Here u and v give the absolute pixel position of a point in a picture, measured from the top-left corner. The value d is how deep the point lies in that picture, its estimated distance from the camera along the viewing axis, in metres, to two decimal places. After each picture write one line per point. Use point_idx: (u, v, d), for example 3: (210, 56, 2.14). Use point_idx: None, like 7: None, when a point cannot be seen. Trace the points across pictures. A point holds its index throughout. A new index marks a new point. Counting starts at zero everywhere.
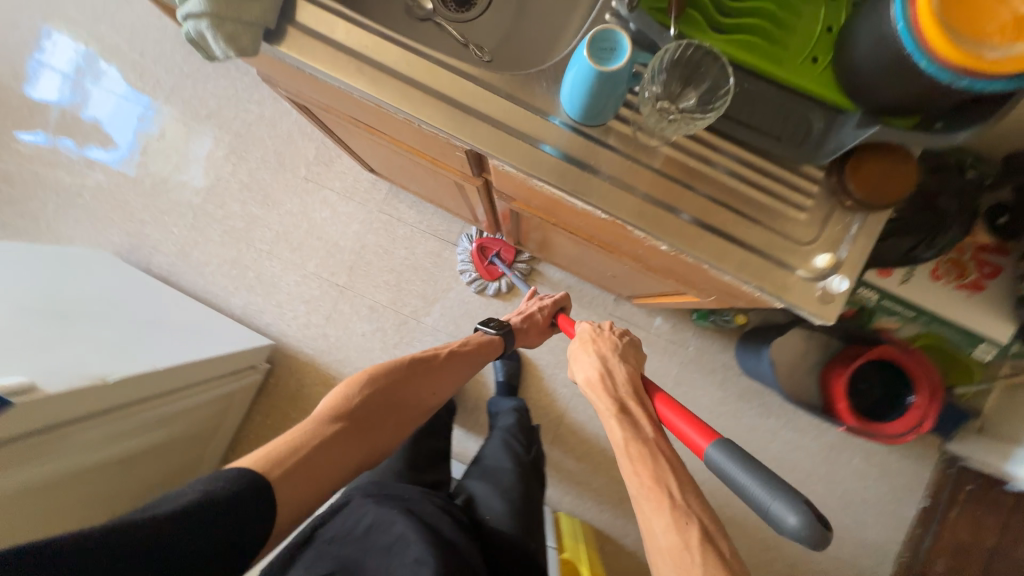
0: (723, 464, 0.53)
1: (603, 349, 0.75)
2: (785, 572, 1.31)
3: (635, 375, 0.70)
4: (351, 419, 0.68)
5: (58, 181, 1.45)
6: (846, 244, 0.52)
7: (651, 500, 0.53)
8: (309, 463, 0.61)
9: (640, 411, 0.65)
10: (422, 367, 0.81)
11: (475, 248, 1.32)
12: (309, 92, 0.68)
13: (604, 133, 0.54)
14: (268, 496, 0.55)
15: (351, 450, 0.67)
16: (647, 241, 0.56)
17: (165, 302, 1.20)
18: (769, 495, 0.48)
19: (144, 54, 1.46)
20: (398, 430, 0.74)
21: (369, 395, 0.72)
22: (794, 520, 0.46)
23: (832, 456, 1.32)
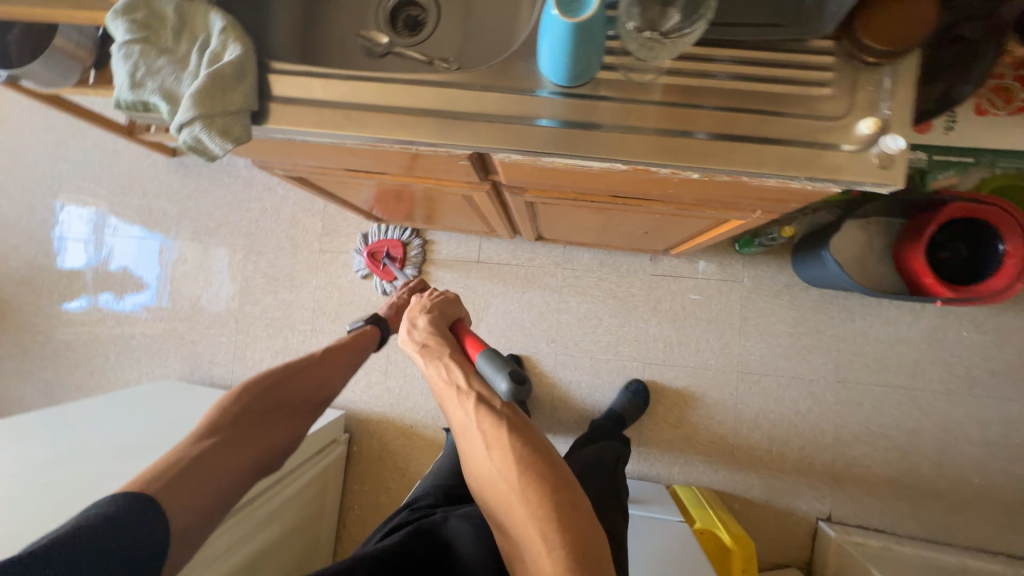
0: (488, 371, 0.58)
1: (416, 311, 0.72)
2: (934, 473, 1.20)
3: (445, 319, 0.71)
4: (237, 426, 0.70)
5: (112, 332, 1.56)
6: (887, 100, 0.48)
7: (449, 398, 0.62)
8: (204, 470, 0.63)
9: (444, 345, 0.65)
10: (310, 362, 0.82)
11: (366, 255, 1.39)
12: (305, 160, 0.70)
13: (598, 86, 0.52)
14: (160, 515, 0.56)
15: (236, 454, 0.68)
16: (676, 175, 0.54)
17: None
18: (492, 373, 0.56)
19: (146, 193, 1.55)
20: (296, 426, 0.79)
21: (256, 401, 0.74)
22: (503, 385, 0.54)
23: (939, 337, 1.22)
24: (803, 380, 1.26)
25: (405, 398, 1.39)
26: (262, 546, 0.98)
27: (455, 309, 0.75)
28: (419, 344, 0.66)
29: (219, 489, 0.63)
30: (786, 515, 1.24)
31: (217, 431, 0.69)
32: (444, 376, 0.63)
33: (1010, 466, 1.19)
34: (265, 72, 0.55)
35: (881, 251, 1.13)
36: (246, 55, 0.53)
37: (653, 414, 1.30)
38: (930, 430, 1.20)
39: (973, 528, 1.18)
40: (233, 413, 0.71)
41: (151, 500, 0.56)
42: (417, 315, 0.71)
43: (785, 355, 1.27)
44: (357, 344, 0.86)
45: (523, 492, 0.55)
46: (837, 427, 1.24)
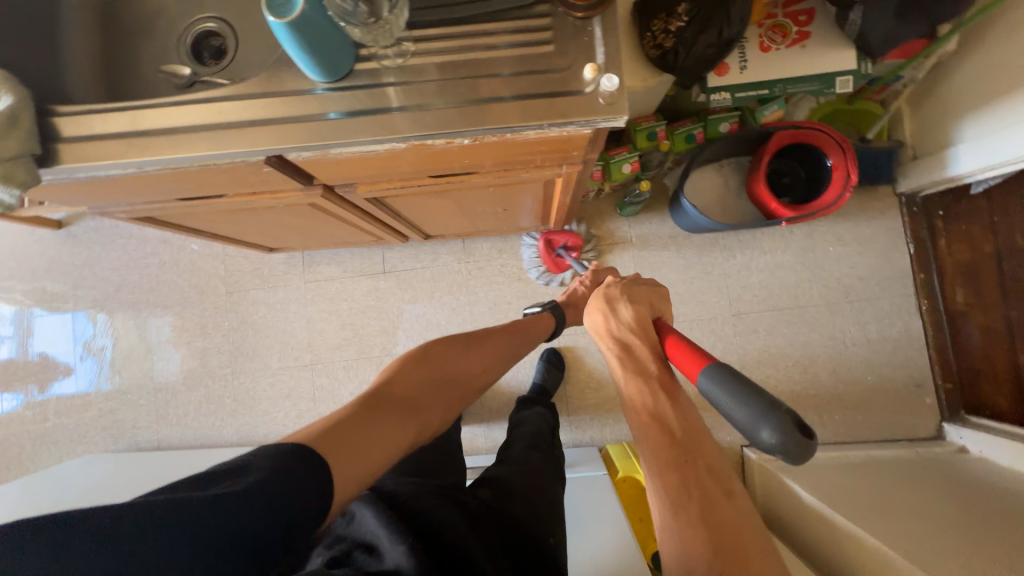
0: (716, 392, 0.55)
1: (613, 294, 0.72)
2: (833, 379, 1.30)
3: (647, 319, 0.70)
4: (406, 397, 0.63)
5: (25, 421, 1.49)
6: (600, 47, 0.55)
7: (651, 440, 0.57)
8: (368, 429, 0.54)
9: (646, 355, 0.66)
10: (465, 345, 0.76)
11: (542, 243, 1.29)
12: (131, 197, 0.72)
13: (357, 77, 0.57)
14: (325, 468, 0.47)
15: (399, 426, 0.58)
16: (452, 144, 0.59)
17: (161, 464, 1.28)
18: (746, 417, 0.51)
19: (37, 270, 1.51)
20: (450, 408, 0.70)
21: (420, 373, 0.67)
22: (770, 436, 0.48)
23: (811, 256, 1.33)
24: (703, 321, 1.34)
25: None
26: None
27: (653, 299, 0.74)
28: (614, 335, 0.69)
29: (378, 464, 0.53)
30: None
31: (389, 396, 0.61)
32: (634, 366, 0.64)
33: (894, 358, 1.30)
34: (48, 118, 0.57)
35: (738, 188, 1.23)
36: (19, 102, 0.55)
37: (576, 382, 1.35)
38: (819, 341, 1.31)
39: (876, 422, 1.28)
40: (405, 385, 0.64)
41: (317, 453, 0.47)
42: (614, 303, 0.71)
43: (683, 301, 1.35)
44: (535, 328, 0.89)
45: (693, 512, 0.51)
46: (741, 357, 1.33)
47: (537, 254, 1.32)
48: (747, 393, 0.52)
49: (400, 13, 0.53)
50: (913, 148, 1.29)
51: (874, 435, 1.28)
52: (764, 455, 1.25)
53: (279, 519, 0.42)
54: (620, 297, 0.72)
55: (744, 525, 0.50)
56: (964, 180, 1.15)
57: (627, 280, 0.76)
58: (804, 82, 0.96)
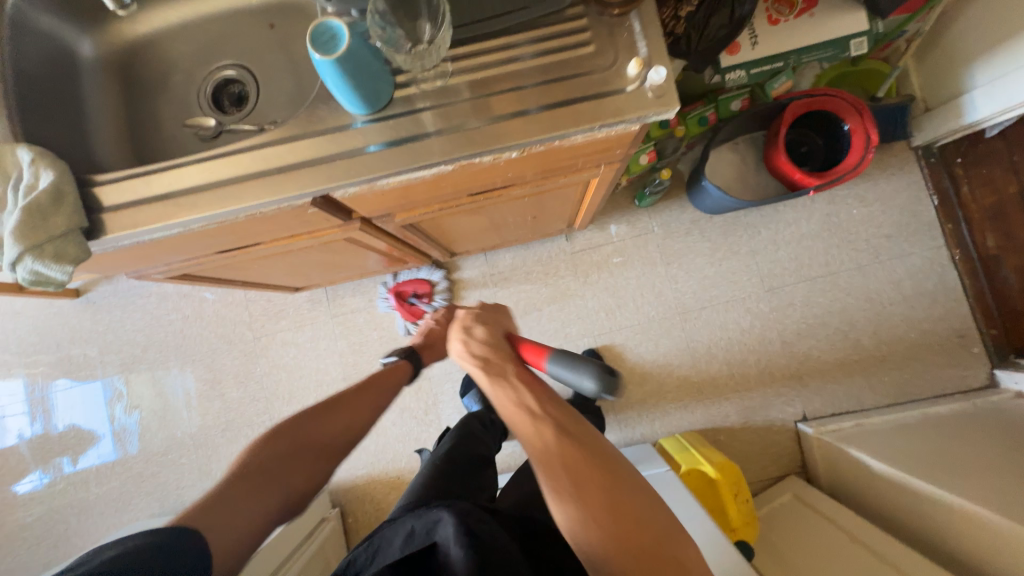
0: (563, 373, 0.60)
1: (466, 318, 0.67)
2: (876, 342, 1.28)
3: (496, 334, 0.66)
4: (257, 473, 0.66)
5: (66, 496, 1.46)
6: (642, 41, 0.54)
7: (541, 470, 0.53)
8: (221, 511, 0.60)
9: (509, 366, 0.62)
10: (328, 402, 0.77)
11: (392, 296, 1.36)
12: (172, 256, 0.71)
13: (399, 105, 0.56)
14: (180, 553, 0.54)
15: (251, 504, 0.63)
16: (499, 159, 0.58)
17: None
18: (575, 375, 0.59)
19: (60, 343, 1.49)
20: (320, 467, 0.72)
21: (278, 444, 0.70)
22: (594, 384, 0.58)
23: (835, 221, 1.32)
24: (737, 301, 1.33)
25: (384, 452, 1.37)
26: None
27: (506, 316, 0.71)
28: (475, 355, 0.62)
29: (235, 544, 0.59)
30: (766, 428, 1.29)
31: (240, 476, 0.65)
32: (504, 389, 0.59)
33: (935, 312, 1.28)
34: (88, 188, 0.56)
35: (756, 164, 1.23)
36: (61, 176, 0.54)
37: None
38: (857, 305, 1.30)
39: (926, 378, 1.27)
40: (258, 463, 0.67)
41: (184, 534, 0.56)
42: (468, 325, 0.66)
43: (714, 284, 1.34)
44: (389, 379, 0.84)
45: (596, 511, 0.50)
46: (781, 333, 1.31)
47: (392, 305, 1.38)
48: (575, 360, 0.59)
49: (442, 38, 0.52)
50: (922, 100, 1.28)
51: (927, 392, 1.26)
52: (819, 428, 1.23)
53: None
54: (473, 318, 0.67)
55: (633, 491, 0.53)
56: (982, 124, 1.14)
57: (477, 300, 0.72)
58: (817, 49, 0.95)
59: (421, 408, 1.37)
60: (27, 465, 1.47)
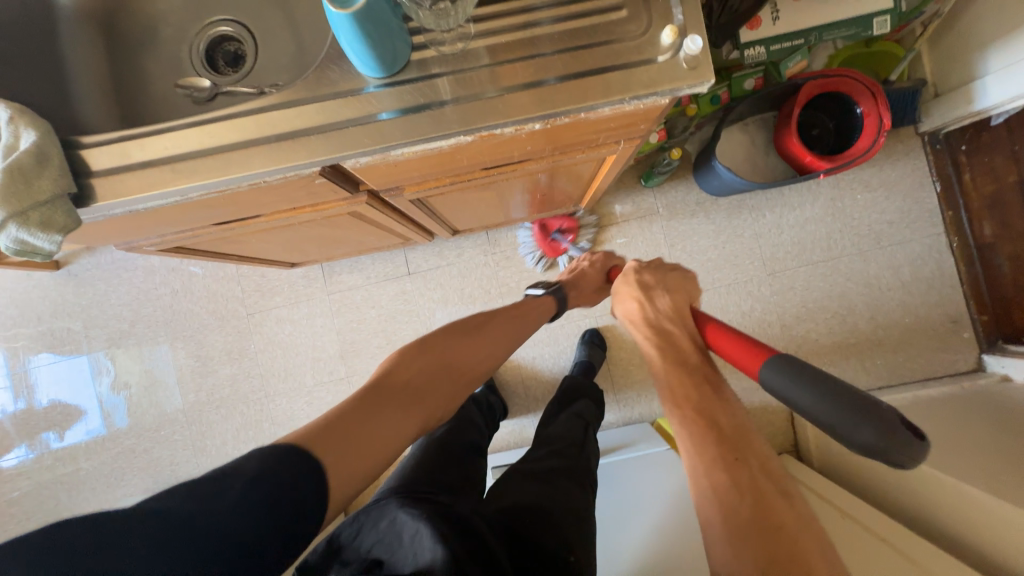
0: (779, 386, 0.52)
1: (646, 281, 0.73)
2: (872, 327, 1.31)
3: (681, 304, 0.69)
4: (405, 388, 0.59)
5: (55, 472, 1.43)
6: (677, 8, 0.51)
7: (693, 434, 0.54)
8: (368, 423, 0.52)
9: (681, 339, 0.65)
10: (460, 334, 0.72)
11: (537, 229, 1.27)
12: (166, 228, 0.67)
13: (415, 70, 0.52)
14: (325, 469, 0.46)
15: (402, 419, 0.56)
16: (521, 131, 0.55)
17: None
18: (836, 416, 0.46)
19: (42, 316, 1.43)
20: (453, 400, 0.66)
21: (420, 363, 0.64)
22: (870, 435, 0.43)
23: (839, 206, 1.32)
24: (740, 284, 1.33)
25: None
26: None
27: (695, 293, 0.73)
28: (648, 321, 0.69)
29: (380, 458, 0.51)
30: (761, 409, 1.32)
31: (394, 387, 0.59)
32: (669, 350, 0.64)
33: (930, 298, 1.30)
34: (75, 151, 0.52)
35: (766, 146, 1.21)
36: (43, 137, 0.49)
37: (618, 361, 1.34)
38: (855, 291, 1.31)
39: (916, 363, 1.30)
40: (404, 377, 0.61)
41: (316, 452, 0.46)
42: (648, 290, 0.71)
43: (717, 267, 1.33)
44: (535, 314, 0.85)
45: (739, 496, 0.48)
46: (781, 316, 1.32)
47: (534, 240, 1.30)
48: (831, 386, 0.48)
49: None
50: (933, 85, 1.27)
51: (916, 376, 1.30)
52: None
53: (264, 522, 0.41)
54: (654, 287, 0.71)
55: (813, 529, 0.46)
56: (993, 112, 1.13)
57: (657, 262, 0.77)
58: (840, 28, 0.92)
59: None
60: (11, 440, 1.43)
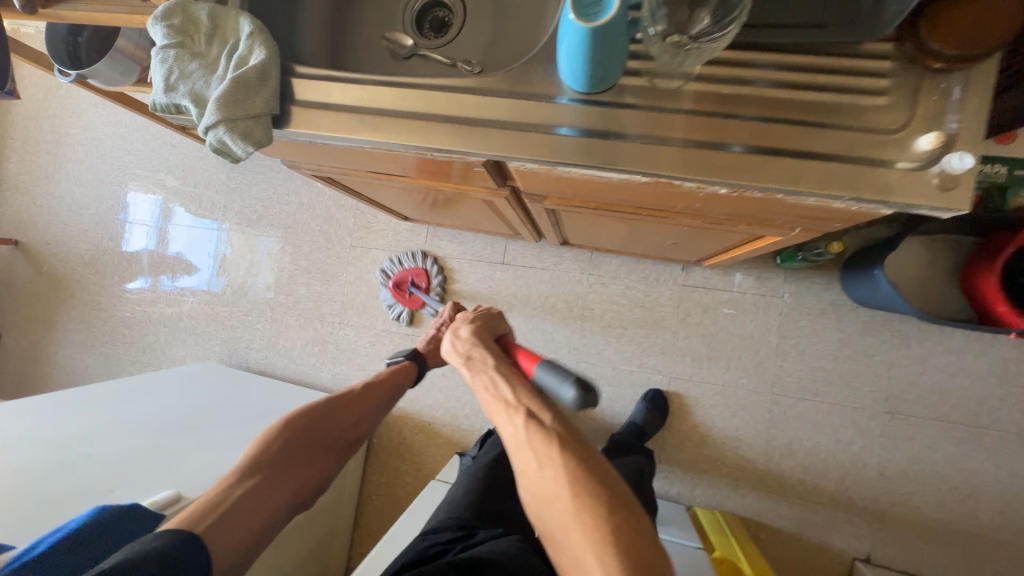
0: (540, 374, 0.53)
1: (457, 322, 0.64)
2: (997, 523, 1.07)
3: (483, 333, 0.61)
4: (269, 468, 0.69)
5: (162, 314, 1.67)
6: (954, 113, 0.42)
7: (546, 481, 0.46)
8: (231, 513, 0.62)
9: (493, 360, 0.56)
10: (333, 407, 0.79)
11: (392, 286, 1.42)
12: (329, 162, 0.72)
13: (616, 95, 0.49)
14: (199, 552, 0.57)
15: (266, 497, 0.67)
16: (701, 190, 0.50)
17: (248, 386, 1.30)
18: (555, 380, 0.51)
19: (197, 185, 1.65)
20: (325, 466, 0.76)
21: (285, 445, 0.73)
22: (571, 392, 0.49)
23: (1011, 371, 1.08)
24: (846, 408, 1.16)
25: (425, 396, 1.41)
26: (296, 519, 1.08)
27: (503, 323, 0.68)
28: (459, 350, 0.59)
29: (241, 541, 0.62)
30: (817, 550, 1.15)
31: (263, 466, 0.69)
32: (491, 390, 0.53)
33: None
34: (289, 77, 0.56)
35: (948, 272, 1.01)
36: (269, 58, 0.54)
37: (675, 431, 1.23)
38: (993, 474, 1.08)
39: None
40: (267, 452, 0.70)
41: (194, 539, 0.57)
42: (454, 324, 0.63)
43: (827, 379, 1.17)
44: (397, 378, 0.86)
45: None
46: (884, 461, 1.13)
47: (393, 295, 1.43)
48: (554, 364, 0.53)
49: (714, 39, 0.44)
50: None
51: None
52: None
53: None
54: (465, 321, 0.64)
55: (630, 502, 0.46)
56: None
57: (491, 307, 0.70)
58: None
59: None
60: (141, 274, 1.69)
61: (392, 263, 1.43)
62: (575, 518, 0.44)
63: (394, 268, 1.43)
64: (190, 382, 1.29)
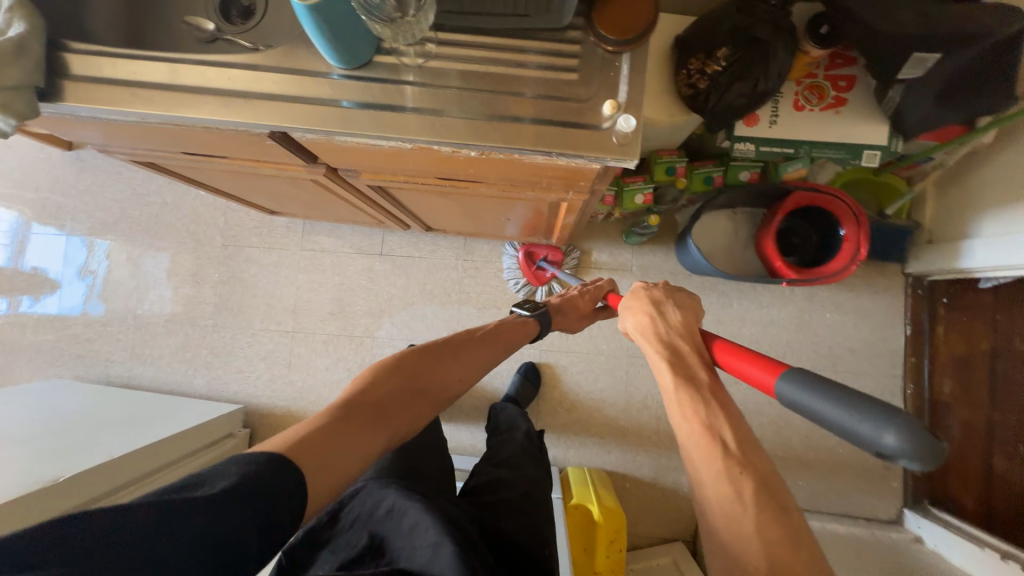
0: (796, 396, 0.46)
1: (654, 302, 0.68)
2: (803, 445, 1.29)
3: (692, 325, 0.64)
4: (372, 410, 0.63)
5: (1, 333, 1.49)
6: (624, 84, 0.54)
7: (708, 471, 0.49)
8: (336, 450, 0.56)
9: (695, 364, 0.59)
10: (442, 350, 0.76)
11: (522, 254, 1.30)
12: (137, 144, 0.72)
13: (373, 71, 0.56)
14: (299, 482, 0.51)
15: (372, 438, 0.61)
16: (458, 153, 0.58)
17: (109, 398, 1.23)
18: (849, 414, 0.42)
19: (40, 188, 1.51)
20: (424, 418, 0.70)
21: (394, 382, 0.68)
22: (893, 438, 0.38)
23: (806, 319, 1.31)
24: None
25: (308, 392, 1.39)
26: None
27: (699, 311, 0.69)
28: (662, 339, 0.63)
29: (341, 480, 0.55)
30: (672, 491, 1.30)
31: (364, 406, 0.63)
32: (681, 376, 0.57)
33: None
34: (59, 52, 0.57)
35: (747, 239, 1.21)
36: (31, 31, 0.54)
37: (548, 399, 1.34)
38: None
39: (837, 495, 1.27)
40: (382, 387, 0.66)
41: (293, 466, 0.52)
42: (661, 306, 0.67)
43: None
44: (519, 329, 0.88)
45: None
46: None
47: (516, 266, 1.32)
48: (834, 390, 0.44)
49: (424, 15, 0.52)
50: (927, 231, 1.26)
51: (833, 508, 1.27)
52: None
53: (246, 526, 0.46)
54: (667, 304, 0.68)
55: (805, 543, 0.44)
56: (973, 275, 1.11)
57: (666, 287, 0.72)
58: (830, 149, 0.93)
59: (357, 363, 1.39)
60: None
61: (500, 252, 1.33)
62: (749, 541, 0.45)
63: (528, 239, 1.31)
64: (39, 396, 1.19)
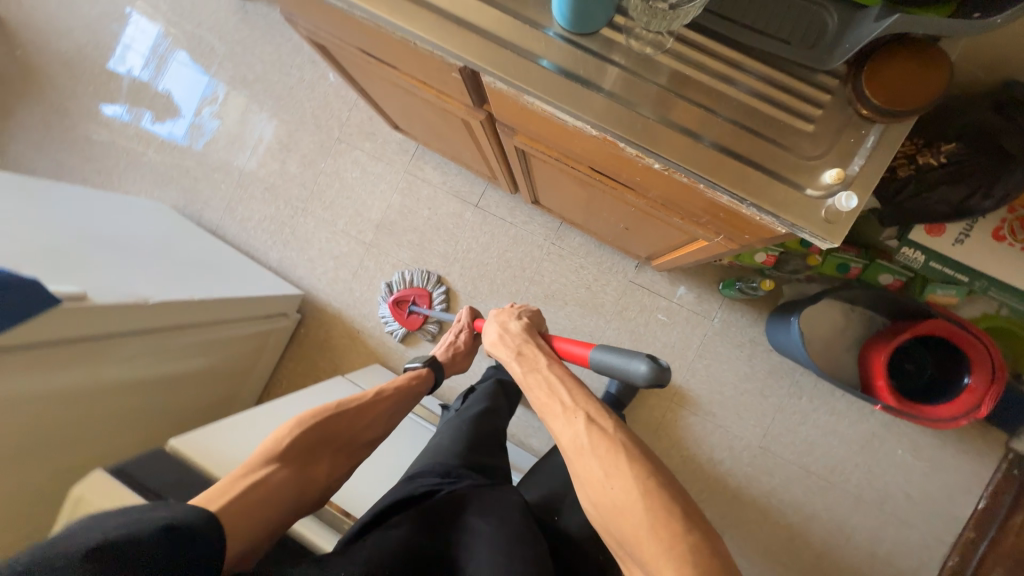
0: (601, 359, 0.62)
1: (504, 316, 0.77)
2: (810, 563, 1.21)
3: (530, 328, 0.73)
4: (293, 457, 0.64)
5: (129, 143, 1.61)
6: (860, 158, 0.48)
7: (545, 410, 0.58)
8: (246, 501, 0.56)
9: (540, 353, 0.67)
10: (361, 405, 0.76)
11: (392, 302, 1.38)
12: (325, 26, 0.72)
13: (595, 42, 0.52)
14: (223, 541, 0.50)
15: (286, 490, 0.61)
16: (640, 160, 0.54)
17: (192, 238, 1.30)
18: (624, 358, 0.59)
19: (201, 24, 1.57)
20: (343, 466, 0.71)
21: (311, 431, 0.68)
22: (644, 367, 0.56)
23: (873, 445, 1.21)
24: (728, 433, 1.26)
25: (362, 304, 1.44)
26: (192, 368, 1.08)
27: (540, 324, 0.81)
28: (511, 345, 0.69)
29: (258, 532, 0.56)
30: None
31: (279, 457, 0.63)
32: (528, 365, 0.64)
33: None
34: None
35: (852, 341, 1.11)
36: None
37: None
38: (822, 522, 1.22)
39: None
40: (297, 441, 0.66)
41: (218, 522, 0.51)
42: (506, 321, 0.75)
43: (721, 404, 1.26)
44: (419, 385, 0.90)
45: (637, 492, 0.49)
46: (740, 486, 1.25)
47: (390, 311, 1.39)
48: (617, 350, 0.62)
49: (692, 9, 0.46)
50: None
51: None
52: None
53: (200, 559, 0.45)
54: (512, 318, 0.76)
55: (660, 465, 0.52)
56: None
57: (533, 311, 0.82)
58: (1010, 293, 0.82)
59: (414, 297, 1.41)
60: (119, 95, 1.62)
61: (398, 281, 1.39)
62: (603, 465, 0.51)
63: (400, 285, 1.39)
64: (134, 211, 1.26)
